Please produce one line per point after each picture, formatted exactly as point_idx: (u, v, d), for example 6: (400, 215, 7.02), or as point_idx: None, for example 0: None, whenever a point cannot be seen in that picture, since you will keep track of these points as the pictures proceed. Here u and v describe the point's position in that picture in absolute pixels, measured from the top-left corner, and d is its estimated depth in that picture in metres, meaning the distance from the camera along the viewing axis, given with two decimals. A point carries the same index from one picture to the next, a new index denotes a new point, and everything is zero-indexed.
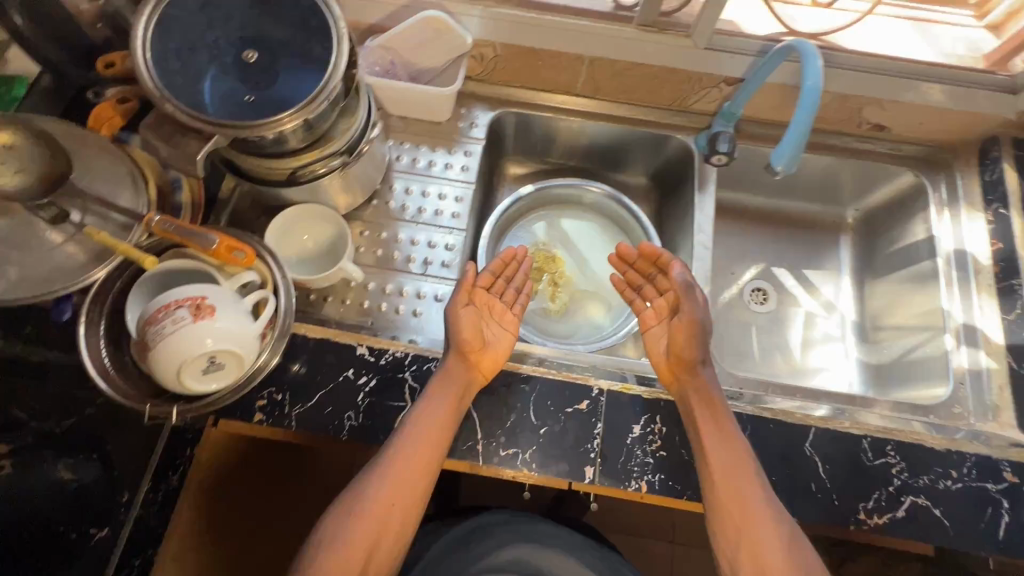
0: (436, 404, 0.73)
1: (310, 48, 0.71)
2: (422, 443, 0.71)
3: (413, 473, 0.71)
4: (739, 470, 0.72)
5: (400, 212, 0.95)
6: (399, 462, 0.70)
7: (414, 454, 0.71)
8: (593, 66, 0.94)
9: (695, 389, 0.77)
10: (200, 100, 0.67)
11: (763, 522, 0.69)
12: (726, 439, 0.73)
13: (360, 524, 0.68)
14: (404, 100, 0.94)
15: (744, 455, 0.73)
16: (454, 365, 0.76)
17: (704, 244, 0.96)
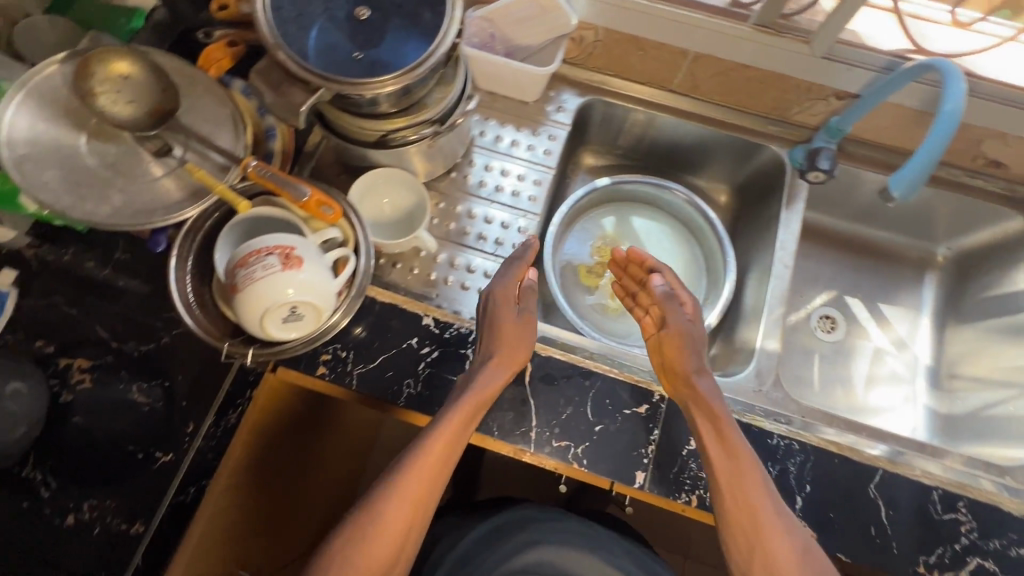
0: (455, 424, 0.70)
1: (422, 12, 0.70)
2: (434, 462, 0.69)
3: (425, 488, 0.69)
4: (747, 482, 0.68)
5: (477, 188, 0.94)
6: (412, 478, 0.68)
7: (425, 472, 0.69)
8: (696, 63, 0.90)
9: (694, 399, 0.73)
10: (310, 52, 0.67)
11: (776, 536, 0.66)
12: (731, 451, 0.70)
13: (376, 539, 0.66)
14: (498, 75, 0.92)
15: (751, 466, 0.69)
16: (486, 376, 0.72)
17: (784, 262, 0.92)
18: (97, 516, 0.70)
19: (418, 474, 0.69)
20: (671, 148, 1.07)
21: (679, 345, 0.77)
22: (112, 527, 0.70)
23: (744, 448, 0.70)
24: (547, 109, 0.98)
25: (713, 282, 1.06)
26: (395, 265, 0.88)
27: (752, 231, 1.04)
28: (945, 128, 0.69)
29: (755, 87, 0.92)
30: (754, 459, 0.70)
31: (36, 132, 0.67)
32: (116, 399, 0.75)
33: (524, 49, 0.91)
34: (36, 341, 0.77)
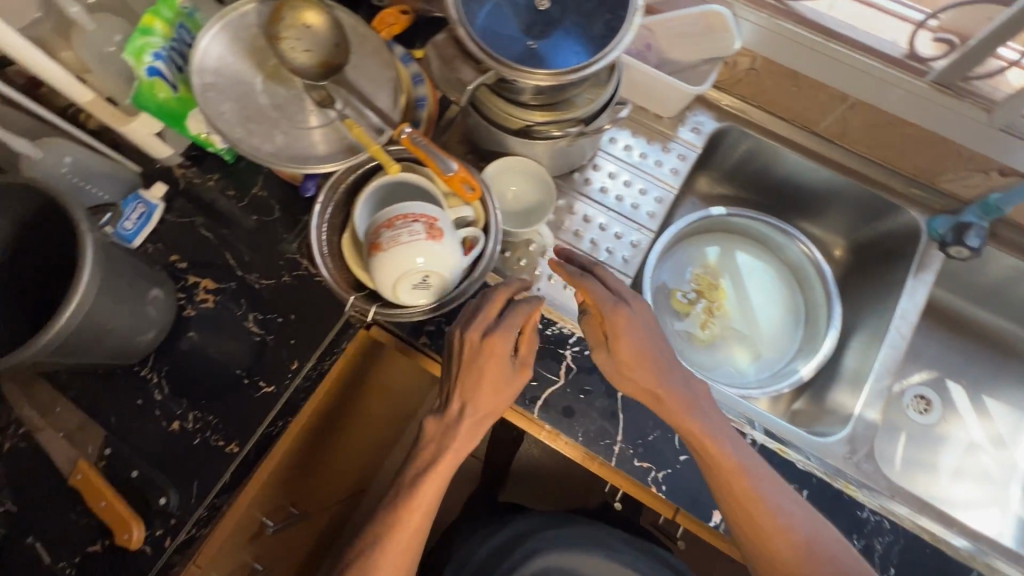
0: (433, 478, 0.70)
1: (602, 12, 0.70)
2: (419, 507, 0.69)
3: (416, 530, 0.69)
4: (737, 484, 0.67)
5: (596, 193, 0.94)
6: (410, 519, 0.69)
7: (417, 514, 0.69)
8: (852, 109, 0.87)
9: (661, 408, 0.68)
10: (487, 33, 0.68)
11: (774, 534, 0.66)
12: (711, 456, 0.67)
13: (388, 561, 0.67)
14: (644, 86, 0.92)
15: (737, 466, 0.67)
16: (473, 432, 0.71)
17: (901, 331, 0.88)
18: (199, 428, 0.75)
19: (410, 516, 0.69)
20: (795, 190, 1.03)
21: (630, 370, 0.68)
22: (209, 441, 0.74)
23: (725, 445, 0.67)
24: (681, 128, 0.97)
25: (810, 335, 1.02)
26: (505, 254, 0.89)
27: (867, 293, 0.99)
28: None
29: (909, 146, 0.88)
30: (736, 454, 0.67)
31: (224, 60, 0.72)
32: (233, 324, 0.80)
33: (676, 64, 0.90)
34: (170, 256, 0.82)
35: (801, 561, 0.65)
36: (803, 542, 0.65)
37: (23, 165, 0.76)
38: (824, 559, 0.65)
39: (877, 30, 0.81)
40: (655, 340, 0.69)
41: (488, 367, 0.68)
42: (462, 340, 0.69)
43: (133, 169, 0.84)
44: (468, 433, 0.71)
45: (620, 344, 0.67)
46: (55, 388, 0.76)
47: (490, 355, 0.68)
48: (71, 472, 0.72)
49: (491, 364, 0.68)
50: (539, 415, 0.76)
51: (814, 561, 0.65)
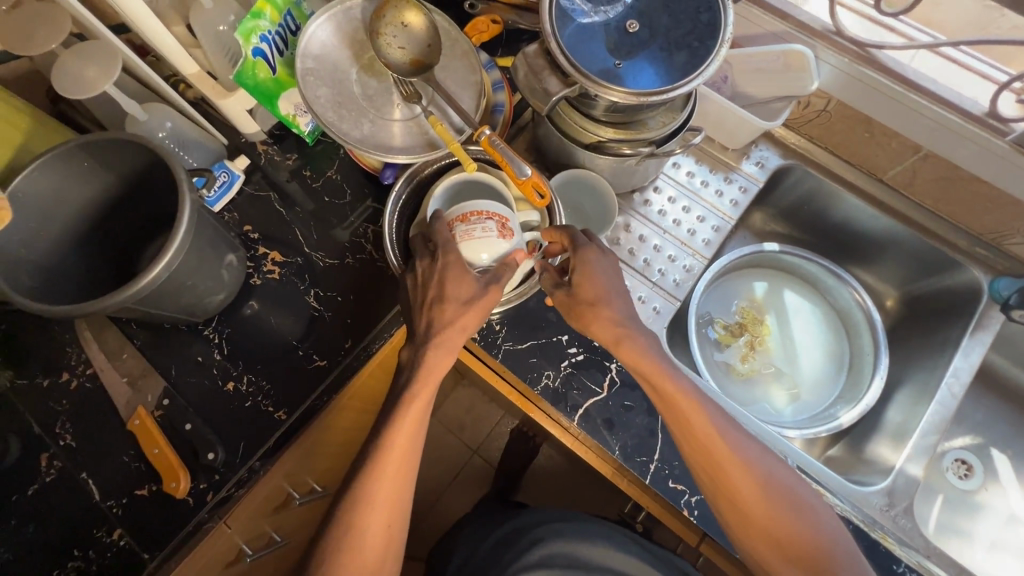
0: (416, 403, 0.66)
1: (687, 41, 0.72)
2: (405, 436, 0.66)
3: (403, 461, 0.66)
4: (702, 429, 0.65)
5: (654, 215, 0.95)
6: (394, 447, 0.65)
7: (401, 441, 0.65)
8: (924, 161, 0.87)
9: (621, 351, 0.67)
10: (575, 48, 0.71)
11: (745, 481, 0.64)
12: (672, 399, 0.66)
13: (380, 486, 0.64)
14: (715, 116, 0.93)
15: (697, 407, 0.66)
16: (448, 339, 0.67)
17: (952, 389, 0.86)
18: (252, 392, 0.78)
19: (386, 451, 0.65)
20: (853, 236, 1.03)
21: (590, 310, 0.68)
22: (260, 406, 0.77)
23: (684, 386, 0.66)
24: (745, 161, 0.98)
25: (853, 382, 1.00)
26: None
27: (918, 347, 0.97)
28: None
29: (980, 204, 0.87)
30: (690, 389, 0.67)
31: (326, 48, 0.77)
32: (295, 297, 0.83)
33: (750, 98, 0.92)
34: (245, 225, 0.87)
35: (768, 507, 0.64)
36: (765, 485, 0.64)
37: (128, 125, 0.82)
38: (792, 502, 0.64)
39: (960, 84, 0.81)
40: (602, 262, 0.69)
41: (450, 273, 0.66)
42: (426, 268, 0.68)
43: (222, 140, 0.89)
44: (437, 350, 0.67)
45: (585, 279, 0.68)
46: (123, 334, 0.80)
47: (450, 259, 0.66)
48: (130, 416, 0.76)
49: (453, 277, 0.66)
50: (579, 423, 0.77)
51: (792, 508, 0.64)
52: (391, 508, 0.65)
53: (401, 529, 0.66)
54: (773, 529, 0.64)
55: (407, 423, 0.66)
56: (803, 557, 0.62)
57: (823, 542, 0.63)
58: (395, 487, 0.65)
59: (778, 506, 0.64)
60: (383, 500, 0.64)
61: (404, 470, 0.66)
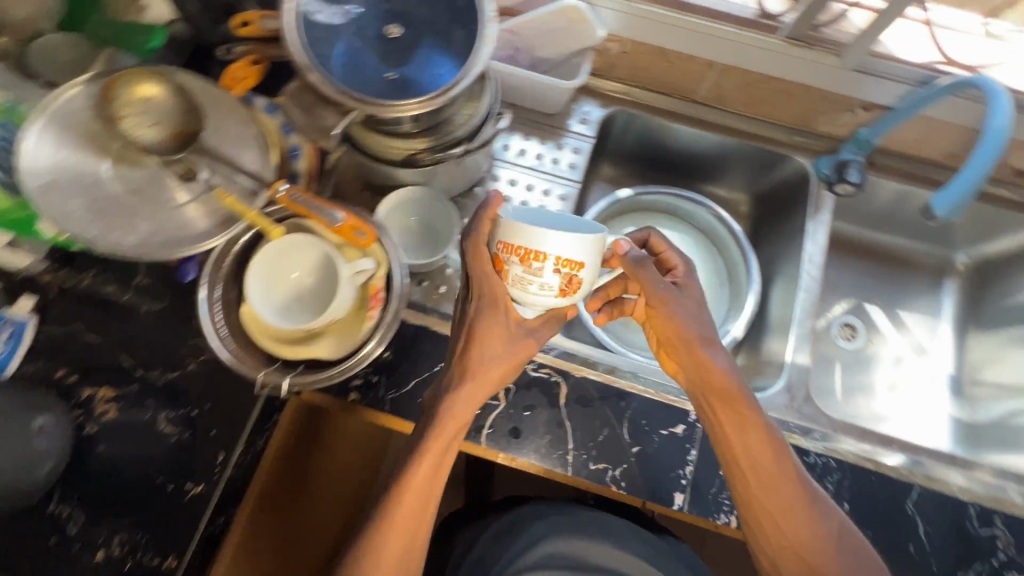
0: (441, 441, 0.64)
1: (452, 30, 0.68)
2: (426, 477, 0.63)
3: (422, 506, 0.63)
4: (765, 459, 0.66)
5: (502, 203, 0.93)
6: (404, 504, 0.62)
7: (421, 483, 0.63)
8: (722, 74, 0.90)
9: (709, 376, 0.66)
10: (340, 73, 0.65)
11: (800, 519, 0.64)
12: (745, 425, 0.66)
13: (396, 538, 0.62)
14: (524, 89, 0.91)
15: (762, 439, 0.66)
16: (474, 361, 0.65)
17: (812, 274, 0.92)
18: (128, 551, 0.68)
19: (401, 502, 0.62)
20: (692, 159, 1.06)
21: (687, 296, 0.68)
22: (143, 562, 0.68)
23: (756, 418, 0.66)
24: (571, 121, 0.97)
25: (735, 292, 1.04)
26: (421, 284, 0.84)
27: (776, 240, 1.02)
28: (995, 143, 0.66)
29: (780, 98, 0.91)
30: (782, 449, 0.66)
31: (60, 154, 0.66)
32: (142, 427, 0.73)
33: (549, 61, 0.90)
34: (55, 370, 0.75)
35: (823, 555, 0.64)
36: (833, 540, 0.64)
37: None
38: (855, 556, 0.64)
39: None
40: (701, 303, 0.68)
41: (488, 320, 0.63)
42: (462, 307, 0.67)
43: None
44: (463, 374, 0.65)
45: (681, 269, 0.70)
46: None
47: (503, 301, 0.62)
48: None
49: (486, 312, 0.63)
50: (486, 442, 0.74)
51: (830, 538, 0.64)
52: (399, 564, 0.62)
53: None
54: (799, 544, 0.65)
55: (422, 476, 0.63)
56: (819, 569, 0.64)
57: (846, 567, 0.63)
58: (407, 538, 0.62)
59: (831, 557, 0.63)
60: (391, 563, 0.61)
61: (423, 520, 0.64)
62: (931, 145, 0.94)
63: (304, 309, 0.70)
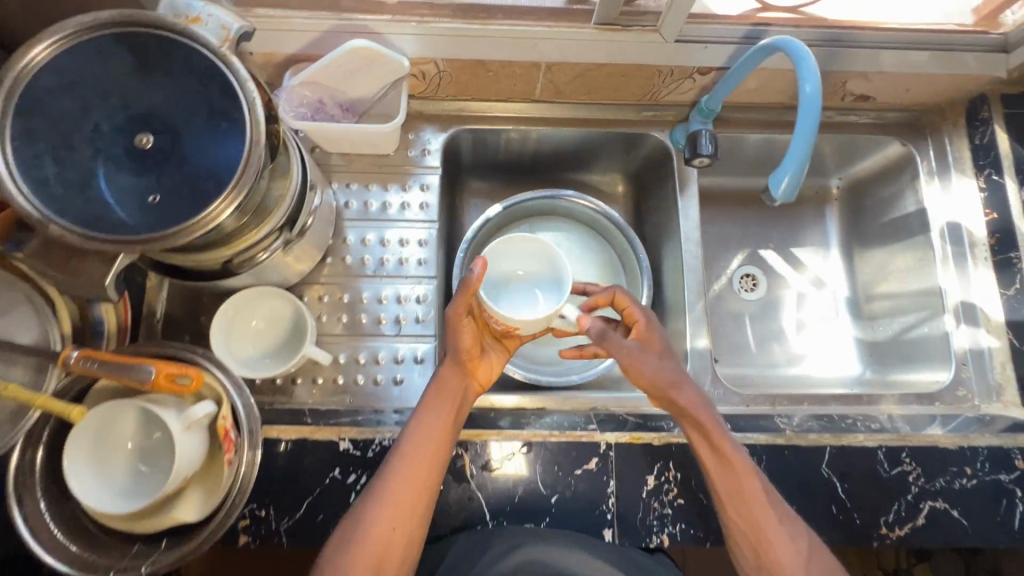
0: (435, 415, 0.68)
1: (216, 125, 0.58)
2: (420, 450, 0.65)
3: (418, 484, 0.64)
4: (748, 486, 0.64)
5: (361, 267, 0.84)
6: (411, 459, 0.65)
7: (416, 457, 0.65)
8: (551, 71, 0.83)
9: (678, 398, 0.66)
10: (95, 213, 0.55)
11: (782, 545, 0.61)
12: (724, 452, 0.65)
13: (389, 513, 0.62)
14: (346, 139, 0.82)
15: (746, 468, 0.64)
16: (452, 344, 0.71)
17: (693, 252, 0.91)
18: None
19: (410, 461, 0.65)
20: (553, 155, 1.00)
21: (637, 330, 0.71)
22: None
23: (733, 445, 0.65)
24: (412, 154, 0.89)
25: (632, 279, 1.01)
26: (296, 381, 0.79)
27: (656, 219, 0.99)
28: (811, 111, 0.64)
29: (618, 81, 0.86)
30: (757, 476, 0.65)
31: None
32: None
33: (364, 101, 0.81)
34: None
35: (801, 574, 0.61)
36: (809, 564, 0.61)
37: None
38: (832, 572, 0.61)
39: None
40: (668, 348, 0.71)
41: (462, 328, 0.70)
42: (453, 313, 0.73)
43: None
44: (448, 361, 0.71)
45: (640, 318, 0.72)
46: None
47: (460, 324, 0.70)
48: None
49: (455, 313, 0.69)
50: None
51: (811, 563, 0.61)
52: (386, 543, 0.61)
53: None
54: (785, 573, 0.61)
55: (431, 440, 0.66)
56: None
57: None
58: (402, 516, 0.62)
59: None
60: (383, 525, 0.61)
61: (419, 501, 0.63)
62: (777, 89, 0.91)
63: (148, 478, 0.60)
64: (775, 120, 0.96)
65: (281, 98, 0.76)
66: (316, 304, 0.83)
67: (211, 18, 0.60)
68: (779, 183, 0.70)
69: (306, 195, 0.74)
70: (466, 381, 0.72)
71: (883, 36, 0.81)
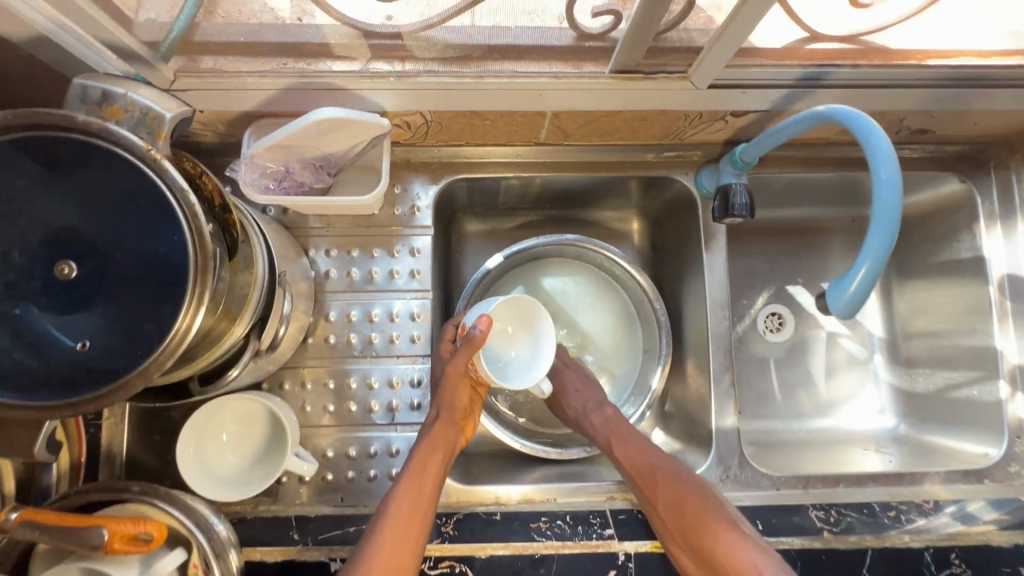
0: (429, 471, 0.66)
1: (150, 249, 0.47)
2: (413, 505, 0.63)
3: (409, 540, 0.61)
4: (673, 510, 0.66)
5: (347, 347, 0.75)
6: (403, 516, 0.62)
7: (407, 512, 0.63)
8: (558, 118, 0.70)
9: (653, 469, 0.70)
10: (9, 369, 0.45)
11: None
12: (646, 477, 0.70)
13: (382, 575, 0.58)
14: (322, 206, 0.71)
15: (665, 488, 0.68)
16: (449, 401, 0.70)
17: (719, 315, 0.81)
18: None
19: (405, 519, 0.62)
20: (560, 194, 0.89)
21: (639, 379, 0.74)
22: None
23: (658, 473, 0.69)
24: (400, 211, 0.78)
25: (648, 333, 0.91)
26: (281, 480, 0.72)
27: (676, 267, 0.89)
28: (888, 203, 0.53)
29: (637, 124, 0.73)
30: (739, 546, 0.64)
31: None
32: None
33: (341, 156, 0.70)
34: None
35: None
36: None
37: None
38: None
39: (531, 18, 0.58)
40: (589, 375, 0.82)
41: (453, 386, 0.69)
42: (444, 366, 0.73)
43: None
44: (442, 417, 0.70)
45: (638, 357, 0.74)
46: None
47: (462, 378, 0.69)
48: None
49: (456, 371, 0.68)
50: None
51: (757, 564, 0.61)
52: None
53: None
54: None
55: (424, 497, 0.64)
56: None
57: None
58: (391, 571, 0.59)
59: None
60: None
61: (411, 552, 0.61)
62: (820, 127, 0.78)
63: None
64: (813, 156, 0.84)
65: (239, 171, 0.65)
66: (298, 391, 0.74)
67: (133, 107, 0.47)
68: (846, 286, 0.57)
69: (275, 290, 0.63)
70: (458, 436, 0.71)
71: (967, 73, 0.65)
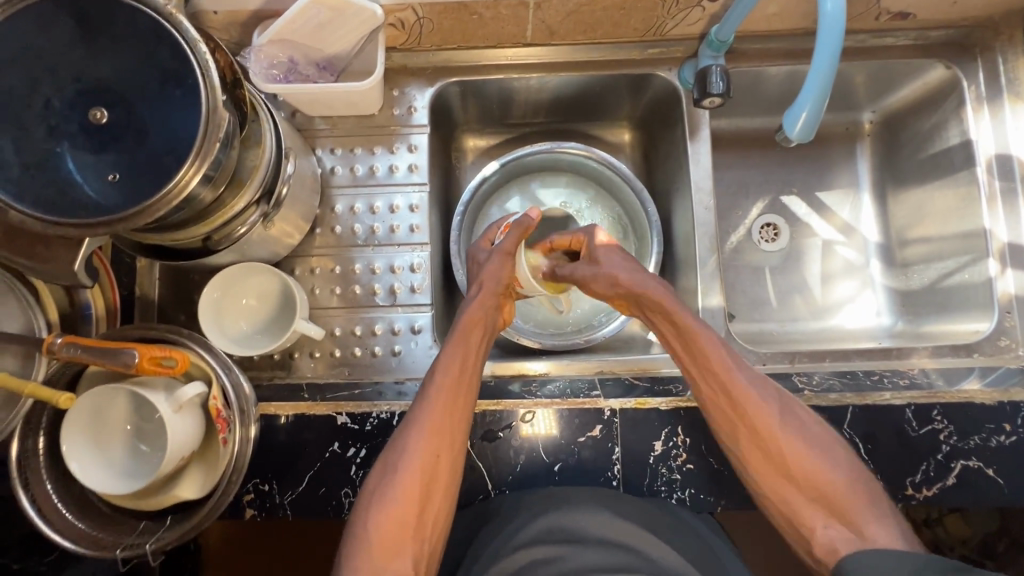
0: (470, 343, 0.69)
1: (167, 94, 0.54)
2: (458, 375, 0.66)
3: (455, 410, 0.64)
4: (745, 402, 0.63)
5: (351, 236, 0.81)
6: (445, 389, 0.64)
7: (452, 383, 0.65)
8: (542, 8, 0.76)
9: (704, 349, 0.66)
10: (51, 195, 0.52)
11: (814, 467, 0.60)
12: (716, 364, 0.65)
13: (433, 437, 0.62)
14: (325, 101, 0.78)
15: (767, 405, 0.62)
16: (492, 276, 0.73)
17: (705, 203, 0.84)
18: None
19: (457, 393, 0.65)
20: (552, 105, 0.93)
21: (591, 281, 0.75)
22: None
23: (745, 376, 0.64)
24: (397, 113, 0.84)
25: (640, 236, 0.94)
26: (294, 355, 0.78)
27: (665, 167, 0.92)
28: (832, 32, 0.58)
29: (618, 14, 0.78)
30: (786, 421, 0.62)
31: None
32: None
33: (342, 56, 0.76)
34: None
35: (845, 498, 0.58)
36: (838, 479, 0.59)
37: None
38: (866, 498, 0.58)
39: None
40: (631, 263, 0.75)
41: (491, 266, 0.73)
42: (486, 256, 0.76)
43: None
44: (485, 291, 0.72)
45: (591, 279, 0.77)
46: None
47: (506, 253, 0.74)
48: None
49: (506, 249, 0.74)
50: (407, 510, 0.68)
51: (825, 458, 0.60)
52: (432, 467, 0.61)
53: (437, 505, 0.61)
54: (803, 480, 0.60)
55: (468, 370, 0.67)
56: (828, 497, 0.59)
57: (843, 480, 0.59)
58: (438, 434, 0.62)
59: (849, 493, 0.58)
60: (423, 454, 0.61)
61: (456, 417, 0.64)
62: (797, 14, 0.81)
63: (147, 459, 0.60)
64: (796, 49, 0.86)
65: (249, 60, 0.71)
66: (307, 277, 0.81)
67: None
68: (795, 120, 0.64)
69: (281, 165, 0.69)
70: (496, 313, 0.74)
71: None
